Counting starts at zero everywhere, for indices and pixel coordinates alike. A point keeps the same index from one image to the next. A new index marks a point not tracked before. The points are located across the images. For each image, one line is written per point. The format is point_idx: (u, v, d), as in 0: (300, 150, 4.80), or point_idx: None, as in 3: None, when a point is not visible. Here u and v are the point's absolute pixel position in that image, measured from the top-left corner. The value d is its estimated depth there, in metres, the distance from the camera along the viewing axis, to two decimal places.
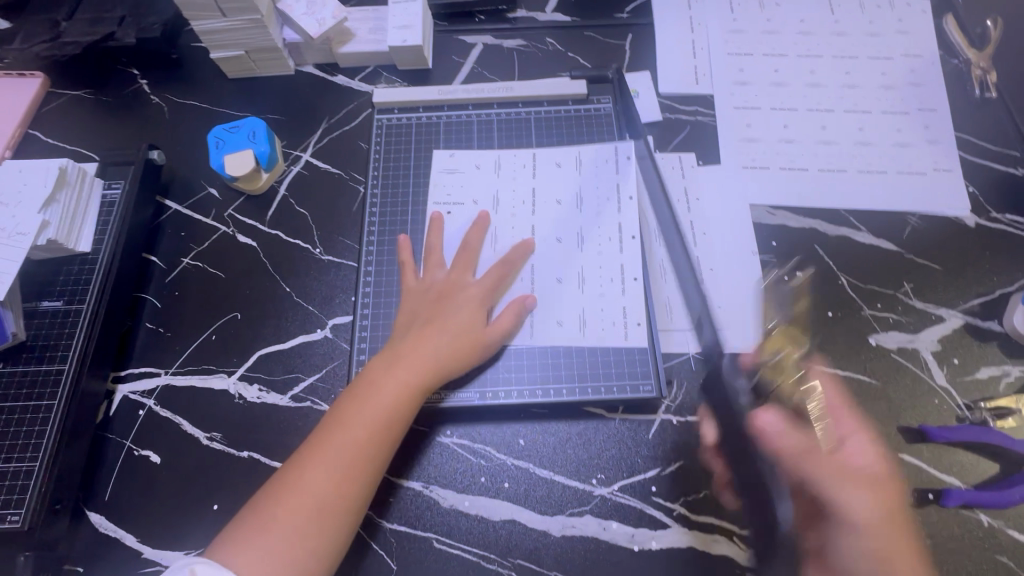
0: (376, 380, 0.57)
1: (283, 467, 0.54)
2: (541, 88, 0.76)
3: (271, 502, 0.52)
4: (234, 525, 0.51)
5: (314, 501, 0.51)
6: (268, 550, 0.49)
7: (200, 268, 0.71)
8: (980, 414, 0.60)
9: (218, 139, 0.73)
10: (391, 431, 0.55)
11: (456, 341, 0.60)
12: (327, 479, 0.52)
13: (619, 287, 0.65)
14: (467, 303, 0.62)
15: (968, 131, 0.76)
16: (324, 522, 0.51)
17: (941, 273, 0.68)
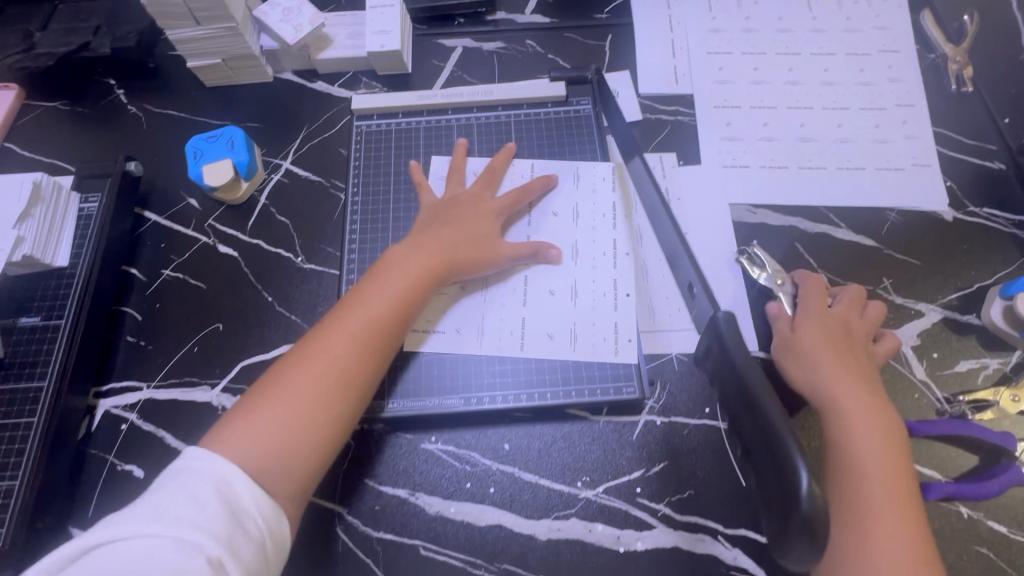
0: (374, 292, 0.59)
1: (277, 367, 0.54)
2: (520, 92, 0.76)
3: (279, 383, 0.53)
4: (226, 420, 0.51)
5: (320, 377, 0.53)
6: (270, 437, 0.50)
7: (181, 279, 0.71)
8: (958, 407, 0.61)
9: (195, 149, 0.73)
10: (392, 324, 0.57)
11: (454, 262, 0.62)
12: (332, 360, 0.54)
13: (610, 300, 0.65)
14: (481, 212, 0.66)
15: (945, 126, 0.77)
16: (328, 403, 0.53)
17: (920, 267, 0.69)
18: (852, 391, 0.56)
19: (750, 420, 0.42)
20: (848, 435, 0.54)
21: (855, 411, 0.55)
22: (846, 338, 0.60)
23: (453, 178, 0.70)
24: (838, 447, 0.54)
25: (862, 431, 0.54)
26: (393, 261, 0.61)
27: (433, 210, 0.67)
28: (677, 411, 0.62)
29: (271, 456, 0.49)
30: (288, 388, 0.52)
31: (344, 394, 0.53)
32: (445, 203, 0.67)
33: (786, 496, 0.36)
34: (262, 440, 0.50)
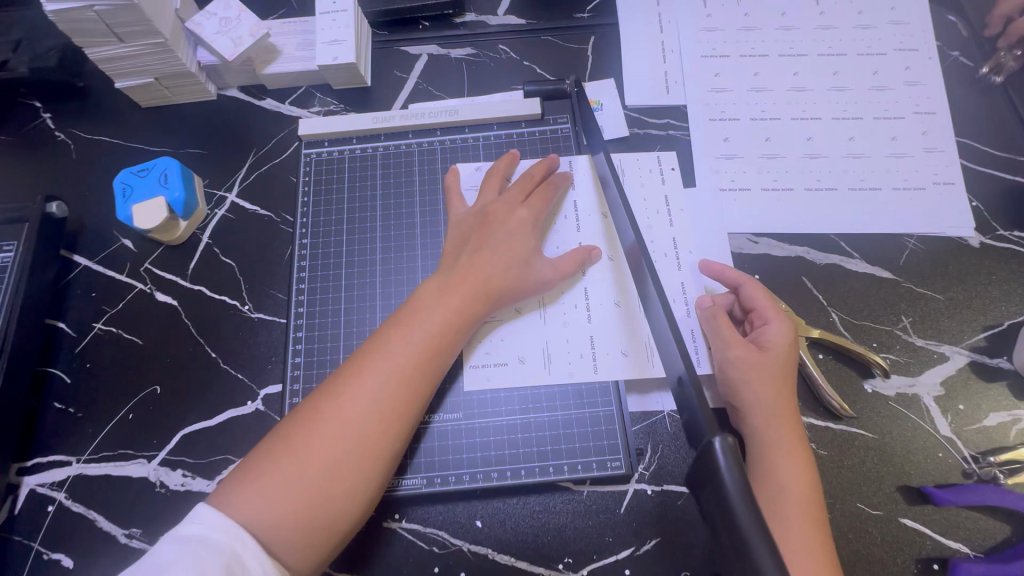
0: (409, 324, 0.51)
1: (298, 412, 0.47)
2: (490, 109, 0.68)
3: (292, 441, 0.45)
4: (237, 476, 0.44)
5: (349, 429, 0.45)
6: (287, 501, 0.43)
7: (114, 334, 0.63)
8: (990, 469, 0.53)
9: (123, 185, 0.64)
10: (430, 365, 0.49)
11: (497, 288, 0.54)
12: (363, 410, 0.46)
13: (584, 313, 0.58)
14: (519, 226, 0.57)
15: (971, 136, 0.68)
16: (359, 460, 0.45)
17: (942, 303, 0.61)
18: (778, 416, 0.51)
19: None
20: (773, 463, 0.49)
21: (784, 438, 0.50)
22: (791, 363, 0.53)
23: (484, 184, 0.61)
24: (765, 478, 0.49)
25: (783, 459, 0.49)
26: (429, 287, 0.53)
27: (467, 223, 0.58)
28: (670, 479, 0.55)
29: (291, 523, 0.42)
30: (309, 441, 0.45)
31: (377, 449, 0.46)
32: (480, 215, 0.58)
33: None
34: (277, 504, 0.42)
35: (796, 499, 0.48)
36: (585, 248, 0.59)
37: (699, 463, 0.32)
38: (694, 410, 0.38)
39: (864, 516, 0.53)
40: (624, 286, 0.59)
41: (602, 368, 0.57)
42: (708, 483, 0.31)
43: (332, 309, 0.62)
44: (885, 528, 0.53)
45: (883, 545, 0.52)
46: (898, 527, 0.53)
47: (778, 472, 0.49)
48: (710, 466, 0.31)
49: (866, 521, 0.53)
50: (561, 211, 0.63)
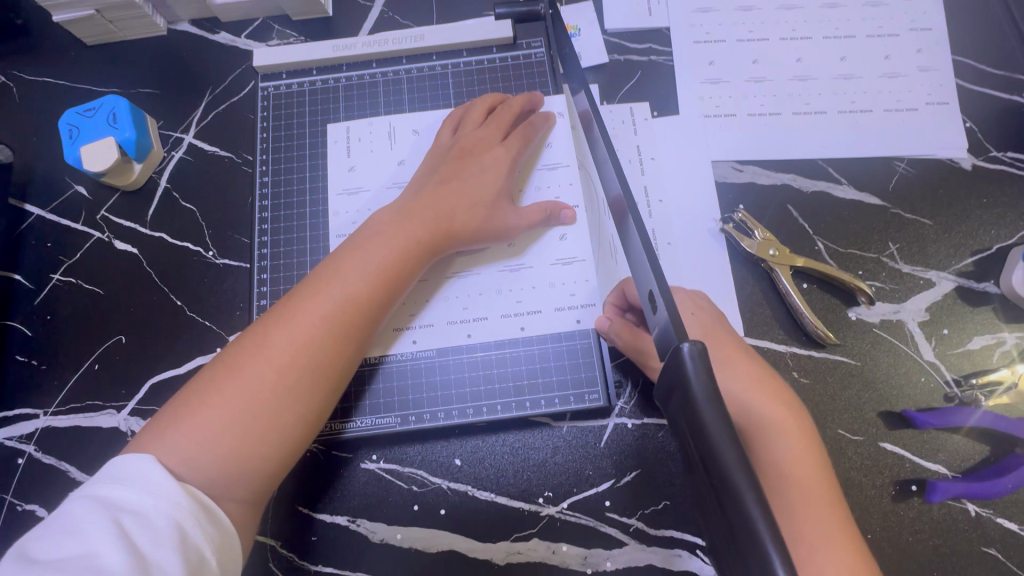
0: (356, 254, 0.48)
1: (224, 356, 0.44)
2: (458, 35, 0.63)
3: (217, 379, 0.42)
4: (160, 420, 0.41)
5: (279, 361, 0.43)
6: (219, 435, 0.40)
7: (74, 285, 0.61)
8: (971, 392, 0.53)
9: (70, 126, 0.60)
10: (373, 296, 0.47)
11: (454, 222, 0.52)
12: (292, 342, 0.44)
13: (571, 272, 0.56)
14: (492, 164, 0.55)
15: (967, 54, 0.64)
16: (298, 393, 0.43)
17: (931, 227, 0.59)
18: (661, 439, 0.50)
19: (718, 500, 0.27)
20: (770, 442, 0.45)
21: (772, 414, 0.46)
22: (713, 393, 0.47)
23: (469, 115, 0.59)
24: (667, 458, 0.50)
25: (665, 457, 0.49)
26: (374, 223, 0.50)
27: (442, 155, 0.56)
28: (650, 412, 0.54)
29: (222, 462, 0.40)
30: (236, 378, 0.42)
31: (312, 382, 0.44)
32: (453, 148, 0.56)
33: (736, 542, 0.26)
34: (207, 447, 0.40)
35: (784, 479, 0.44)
36: (541, 117, 0.58)
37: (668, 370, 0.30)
38: (665, 325, 0.33)
39: (844, 442, 0.53)
40: (601, 243, 0.57)
41: (584, 317, 0.55)
42: (681, 394, 0.29)
43: (299, 249, 0.60)
44: (864, 452, 0.53)
45: (862, 469, 0.52)
46: (876, 452, 0.53)
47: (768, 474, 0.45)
48: (678, 372, 0.29)
49: (844, 446, 0.53)
50: (542, 157, 0.59)
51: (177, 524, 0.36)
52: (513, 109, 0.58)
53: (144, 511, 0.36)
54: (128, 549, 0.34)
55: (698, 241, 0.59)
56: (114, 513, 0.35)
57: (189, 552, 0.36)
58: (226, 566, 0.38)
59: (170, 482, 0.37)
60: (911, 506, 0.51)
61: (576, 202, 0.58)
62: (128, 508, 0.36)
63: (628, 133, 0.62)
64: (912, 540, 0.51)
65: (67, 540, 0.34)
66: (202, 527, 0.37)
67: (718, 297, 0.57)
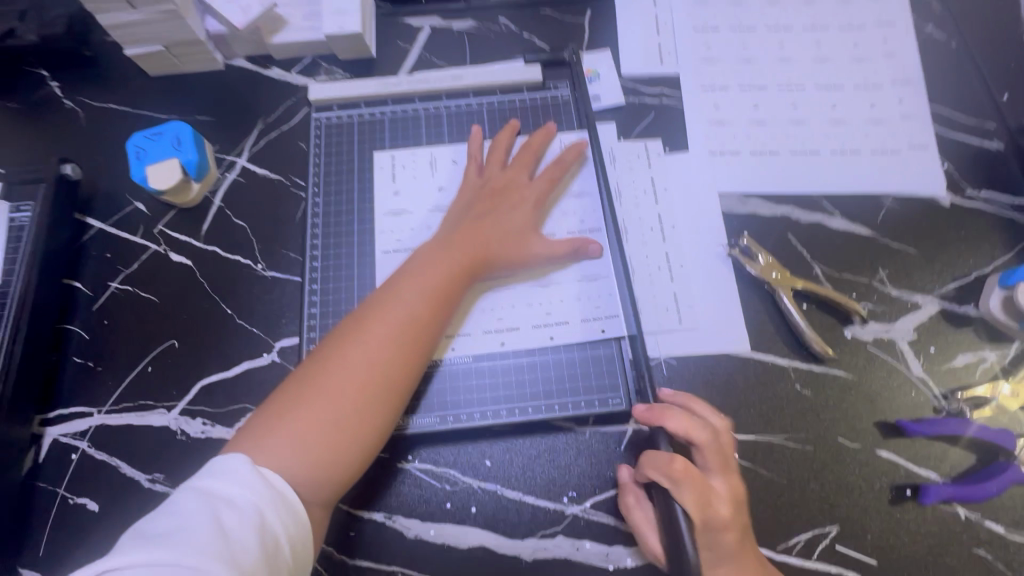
0: (414, 281, 0.54)
1: (303, 373, 0.50)
2: (492, 76, 0.71)
3: (303, 394, 0.48)
4: (253, 429, 0.47)
5: (355, 376, 0.49)
6: (310, 441, 0.46)
7: (130, 293, 0.65)
8: (957, 404, 0.58)
9: (138, 148, 0.66)
10: (429, 317, 0.53)
11: (494, 252, 0.58)
12: (366, 359, 0.49)
13: (594, 286, 0.61)
14: (524, 202, 0.61)
15: (943, 104, 0.73)
16: (375, 406, 0.49)
17: (916, 256, 0.66)
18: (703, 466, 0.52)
19: None
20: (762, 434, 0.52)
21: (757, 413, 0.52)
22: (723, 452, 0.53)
23: (495, 155, 0.65)
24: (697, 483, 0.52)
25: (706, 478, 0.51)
26: (428, 252, 0.57)
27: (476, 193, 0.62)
28: None
29: (314, 467, 0.46)
30: (319, 392, 0.48)
31: (386, 394, 0.49)
32: (485, 188, 0.62)
33: None
34: (302, 454, 0.46)
35: None
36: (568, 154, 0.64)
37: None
38: None
39: (844, 450, 0.58)
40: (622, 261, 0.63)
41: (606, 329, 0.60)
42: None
43: (343, 264, 0.65)
44: (862, 459, 0.58)
45: (861, 475, 0.57)
46: (873, 459, 0.57)
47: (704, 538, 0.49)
48: None
49: (844, 453, 0.58)
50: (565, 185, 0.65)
51: (261, 515, 0.41)
52: (535, 148, 0.65)
53: (235, 501, 0.41)
54: (219, 532, 0.39)
55: (708, 265, 0.65)
56: (210, 499, 0.41)
57: (269, 541, 0.41)
58: (298, 560, 0.43)
59: (256, 476, 0.43)
60: (906, 509, 0.56)
61: (598, 225, 0.64)
62: (220, 497, 0.41)
63: (644, 166, 0.69)
64: (907, 540, 0.55)
65: (171, 518, 0.40)
66: (281, 518, 0.42)
67: (726, 315, 0.63)
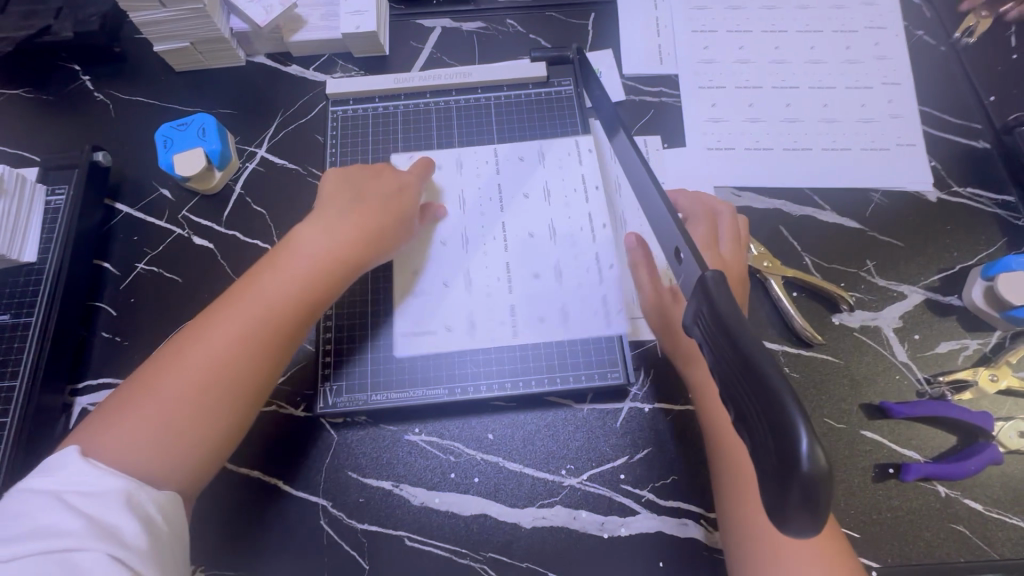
0: (281, 270, 0.55)
1: (151, 364, 0.50)
2: (499, 73, 0.74)
3: (139, 386, 0.48)
4: (90, 423, 0.47)
5: (192, 371, 0.49)
6: (140, 433, 0.47)
7: (155, 273, 0.69)
8: (939, 388, 0.61)
9: (165, 137, 0.70)
10: (270, 318, 0.53)
11: (373, 248, 0.60)
12: (187, 356, 0.50)
13: (596, 273, 0.65)
14: (394, 201, 0.63)
15: (931, 104, 0.76)
16: (223, 393, 0.50)
17: (903, 248, 0.69)
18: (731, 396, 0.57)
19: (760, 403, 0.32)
20: None
21: None
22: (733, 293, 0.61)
23: (390, 164, 0.66)
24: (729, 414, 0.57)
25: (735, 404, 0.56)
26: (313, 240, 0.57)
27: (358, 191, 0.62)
28: (661, 398, 0.62)
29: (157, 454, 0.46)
30: (142, 389, 0.48)
31: (233, 386, 0.50)
32: (359, 185, 0.63)
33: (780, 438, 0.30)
34: (137, 441, 0.46)
35: None
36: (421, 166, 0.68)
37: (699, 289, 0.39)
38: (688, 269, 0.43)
39: (829, 429, 0.61)
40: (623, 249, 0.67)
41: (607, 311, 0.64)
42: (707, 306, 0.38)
43: None
44: (847, 439, 0.60)
45: (846, 453, 0.60)
46: (858, 438, 0.60)
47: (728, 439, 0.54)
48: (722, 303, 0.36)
49: (830, 433, 0.61)
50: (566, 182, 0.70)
51: (129, 497, 0.43)
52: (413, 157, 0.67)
53: (94, 491, 0.42)
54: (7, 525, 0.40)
55: None
56: (57, 495, 0.42)
57: (140, 518, 0.43)
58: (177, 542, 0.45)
59: (69, 462, 0.44)
60: (889, 486, 0.59)
61: (607, 221, 0.68)
62: (29, 490, 0.42)
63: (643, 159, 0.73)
64: (890, 516, 0.58)
65: (16, 518, 0.41)
66: (148, 497, 0.44)
67: None
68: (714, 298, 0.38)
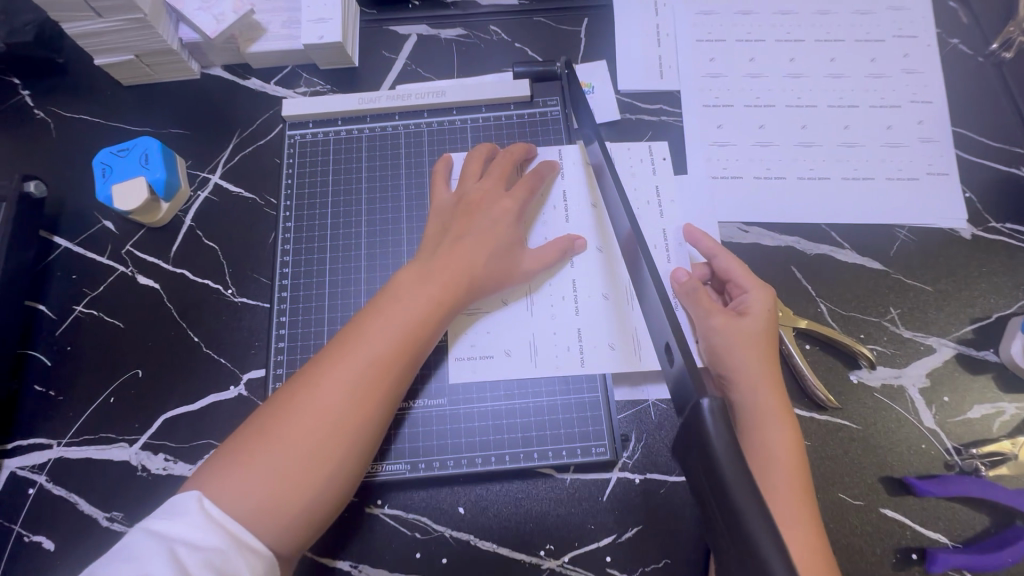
0: (390, 306, 0.49)
1: (282, 399, 0.45)
2: (477, 91, 0.66)
3: (264, 427, 0.44)
4: (216, 463, 0.42)
5: (332, 411, 0.44)
6: (270, 480, 0.41)
7: (95, 317, 0.63)
8: (971, 461, 0.54)
9: (104, 165, 0.63)
10: (408, 355, 0.48)
11: (476, 276, 0.52)
12: (343, 393, 0.45)
13: (574, 308, 0.57)
14: (500, 217, 0.55)
15: (966, 126, 0.67)
16: (335, 446, 0.44)
17: (931, 294, 0.61)
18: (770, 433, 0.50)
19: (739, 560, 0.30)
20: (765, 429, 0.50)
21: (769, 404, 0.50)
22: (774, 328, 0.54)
23: (468, 168, 0.59)
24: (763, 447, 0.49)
25: (772, 426, 0.50)
26: (417, 268, 0.52)
27: (450, 213, 0.56)
28: (654, 467, 0.55)
29: (264, 513, 0.41)
30: (280, 427, 0.43)
31: (349, 438, 0.44)
32: (460, 205, 0.56)
33: None
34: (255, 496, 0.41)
35: (796, 496, 0.48)
36: (517, 154, 0.60)
37: (691, 425, 0.34)
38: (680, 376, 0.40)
39: (845, 507, 0.53)
40: (613, 277, 0.58)
41: (589, 358, 0.56)
42: (701, 449, 0.33)
43: (316, 294, 0.61)
44: (865, 517, 0.53)
45: (864, 536, 0.53)
46: (877, 518, 0.53)
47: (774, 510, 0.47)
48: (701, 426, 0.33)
49: (846, 511, 0.53)
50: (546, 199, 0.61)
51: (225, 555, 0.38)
52: (511, 160, 0.59)
53: (200, 545, 0.37)
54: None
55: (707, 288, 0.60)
56: (167, 541, 0.37)
57: None
58: None
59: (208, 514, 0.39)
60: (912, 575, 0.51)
61: (596, 245, 0.60)
62: (179, 538, 0.38)
63: (639, 185, 0.64)
64: None
65: (125, 563, 0.36)
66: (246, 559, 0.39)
67: None
68: (711, 445, 0.32)
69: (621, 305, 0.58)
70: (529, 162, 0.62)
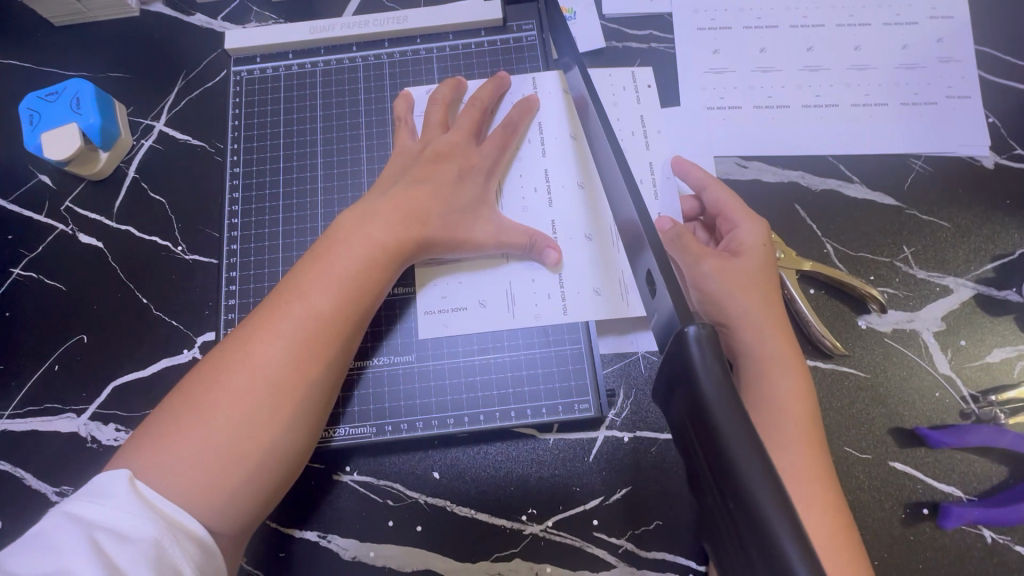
0: (326, 256, 0.44)
1: (212, 365, 0.40)
2: (443, 16, 0.59)
3: (191, 396, 0.39)
4: (139, 435, 0.38)
5: (267, 373, 0.39)
6: (201, 454, 0.37)
7: (35, 280, 0.57)
8: (990, 409, 0.49)
9: (31, 111, 0.57)
10: (350, 307, 0.43)
11: (432, 223, 0.47)
12: (278, 353, 0.40)
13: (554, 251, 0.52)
14: (469, 168, 0.50)
15: (991, 43, 0.60)
16: (273, 410, 0.39)
17: (948, 230, 0.55)
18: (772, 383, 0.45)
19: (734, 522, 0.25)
20: (772, 377, 0.45)
21: (772, 347, 0.46)
22: (771, 263, 0.49)
23: (433, 109, 0.53)
24: (765, 398, 0.45)
25: (781, 374, 0.45)
26: (358, 213, 0.46)
27: (411, 160, 0.50)
28: (644, 425, 0.51)
29: (197, 488, 0.36)
30: (213, 396, 0.38)
31: (288, 400, 0.39)
32: (425, 151, 0.50)
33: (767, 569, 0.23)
34: (186, 470, 0.36)
35: (801, 450, 0.44)
36: (486, 94, 0.54)
37: (675, 357, 0.30)
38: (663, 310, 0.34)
39: (851, 461, 0.49)
40: (596, 217, 0.53)
41: (570, 306, 0.51)
42: (689, 388, 0.28)
43: (272, 248, 0.56)
44: (873, 473, 0.49)
45: (872, 492, 0.49)
46: (886, 472, 0.49)
47: (777, 461, 0.43)
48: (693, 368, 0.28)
49: (853, 466, 0.49)
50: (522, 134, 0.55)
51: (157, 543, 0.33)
52: (482, 101, 0.54)
53: (125, 534, 0.33)
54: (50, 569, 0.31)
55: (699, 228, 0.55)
56: (88, 529, 0.33)
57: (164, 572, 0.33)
58: None
59: (135, 496, 0.34)
60: (922, 531, 0.48)
61: (578, 182, 0.54)
62: (103, 525, 0.33)
63: (625, 117, 0.58)
64: (922, 568, 0.47)
65: (41, 554, 0.32)
66: (181, 546, 0.34)
67: None
68: (706, 388, 0.27)
69: (605, 247, 0.52)
70: (501, 101, 0.56)
